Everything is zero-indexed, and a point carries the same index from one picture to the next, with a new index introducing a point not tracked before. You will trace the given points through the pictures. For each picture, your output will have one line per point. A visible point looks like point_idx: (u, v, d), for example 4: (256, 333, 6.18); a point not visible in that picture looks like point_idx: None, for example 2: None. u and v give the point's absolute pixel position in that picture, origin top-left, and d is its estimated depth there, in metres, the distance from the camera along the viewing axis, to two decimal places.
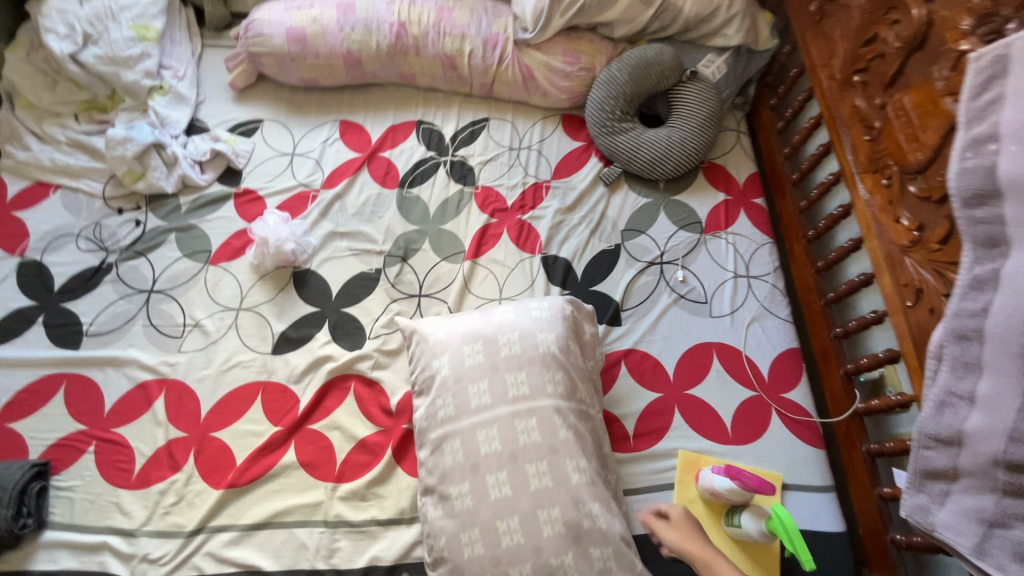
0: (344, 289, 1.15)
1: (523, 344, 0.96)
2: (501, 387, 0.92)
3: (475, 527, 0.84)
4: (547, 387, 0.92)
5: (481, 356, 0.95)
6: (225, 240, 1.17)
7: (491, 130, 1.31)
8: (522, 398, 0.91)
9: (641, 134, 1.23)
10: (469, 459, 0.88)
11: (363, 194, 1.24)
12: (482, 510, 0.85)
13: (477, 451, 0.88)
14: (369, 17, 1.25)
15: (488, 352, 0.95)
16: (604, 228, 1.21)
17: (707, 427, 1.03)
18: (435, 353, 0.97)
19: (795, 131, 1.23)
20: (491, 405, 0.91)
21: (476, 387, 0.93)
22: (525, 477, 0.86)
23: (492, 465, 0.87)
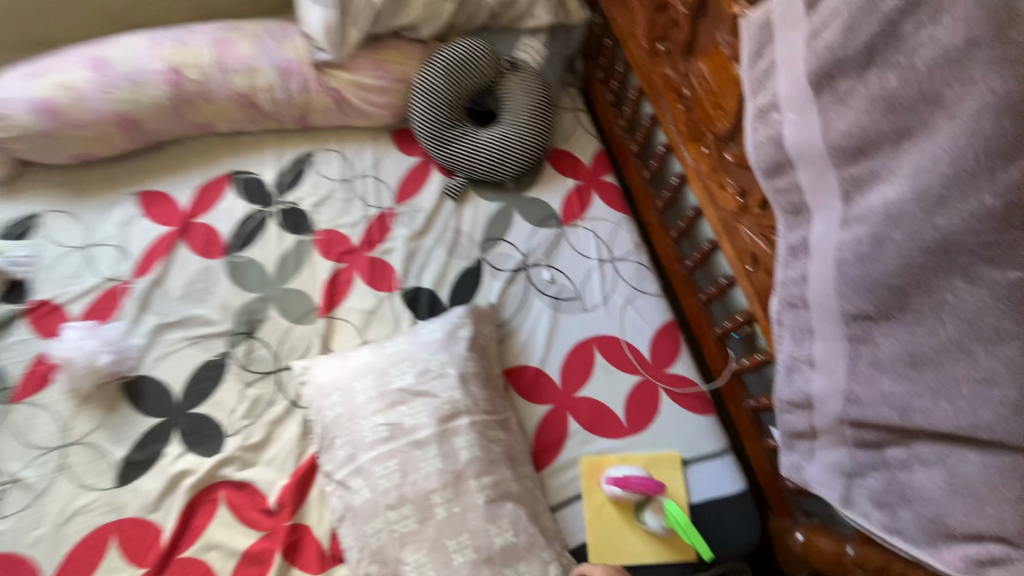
0: (188, 387, 1.01)
1: (422, 416, 0.84)
2: (396, 420, 0.83)
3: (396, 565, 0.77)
4: (450, 410, 0.85)
5: (374, 389, 0.87)
6: (26, 369, 0.99)
7: (319, 165, 1.19)
8: (420, 425, 0.83)
9: (475, 138, 1.16)
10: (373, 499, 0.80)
11: (188, 272, 1.09)
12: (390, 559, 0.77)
13: (378, 487, 0.80)
14: (134, 69, 1.07)
15: (381, 385, 0.86)
16: (462, 245, 1.14)
17: (603, 424, 1.02)
18: (327, 392, 0.89)
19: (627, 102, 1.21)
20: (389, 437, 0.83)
21: (371, 419, 0.84)
22: (430, 506, 0.78)
23: (394, 500, 0.78)
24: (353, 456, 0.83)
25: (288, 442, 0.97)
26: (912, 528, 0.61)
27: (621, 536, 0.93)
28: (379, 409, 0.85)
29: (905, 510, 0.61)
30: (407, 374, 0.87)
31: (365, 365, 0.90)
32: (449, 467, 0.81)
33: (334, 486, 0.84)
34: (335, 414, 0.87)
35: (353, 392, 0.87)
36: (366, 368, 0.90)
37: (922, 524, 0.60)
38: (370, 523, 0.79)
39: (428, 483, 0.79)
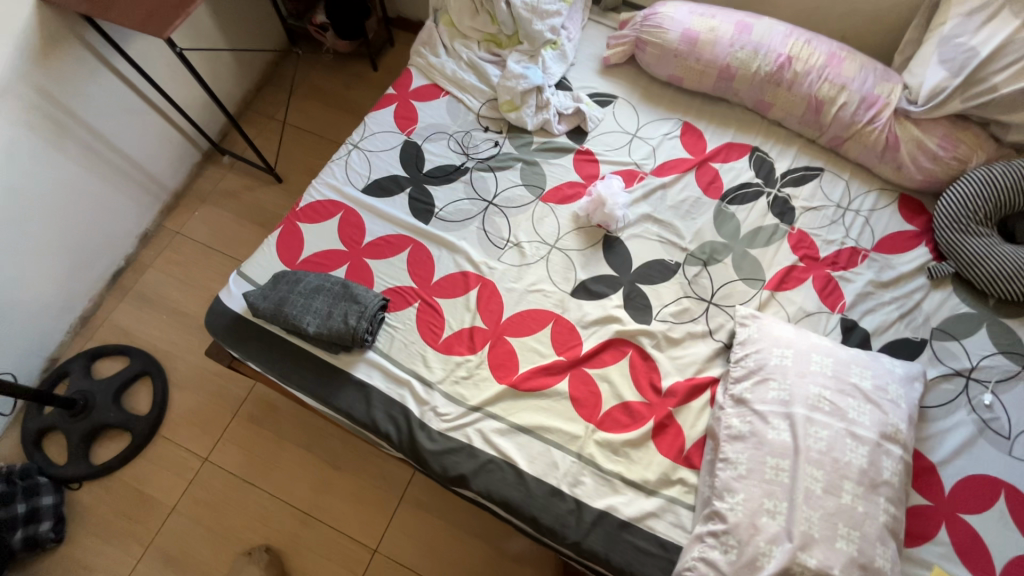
0: (643, 267, 1.23)
1: (867, 419, 0.90)
2: (843, 404, 0.91)
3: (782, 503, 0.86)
4: (891, 433, 0.89)
5: (829, 369, 0.95)
6: (558, 185, 1.32)
7: (824, 181, 1.32)
8: (861, 424, 0.89)
9: (996, 244, 1.16)
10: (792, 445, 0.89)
11: (686, 193, 1.31)
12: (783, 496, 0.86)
13: (802, 439, 0.89)
14: (762, 42, 1.31)
15: (837, 371, 0.95)
16: (914, 318, 1.17)
17: (977, 561, 0.95)
18: (781, 343, 1.00)
19: None
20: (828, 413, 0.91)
21: (818, 389, 0.93)
22: (840, 488, 0.85)
23: (813, 459, 0.87)
24: (786, 402, 0.93)
25: (694, 356, 1.12)
26: None
27: None
28: (829, 387, 0.93)
29: None
30: (866, 380, 0.94)
31: (825, 348, 0.99)
32: (870, 472, 0.86)
33: (749, 412, 0.96)
34: (782, 363, 0.98)
35: (808, 359, 0.97)
36: (824, 350, 0.99)
37: None
38: (778, 458, 0.88)
39: (848, 470, 0.86)
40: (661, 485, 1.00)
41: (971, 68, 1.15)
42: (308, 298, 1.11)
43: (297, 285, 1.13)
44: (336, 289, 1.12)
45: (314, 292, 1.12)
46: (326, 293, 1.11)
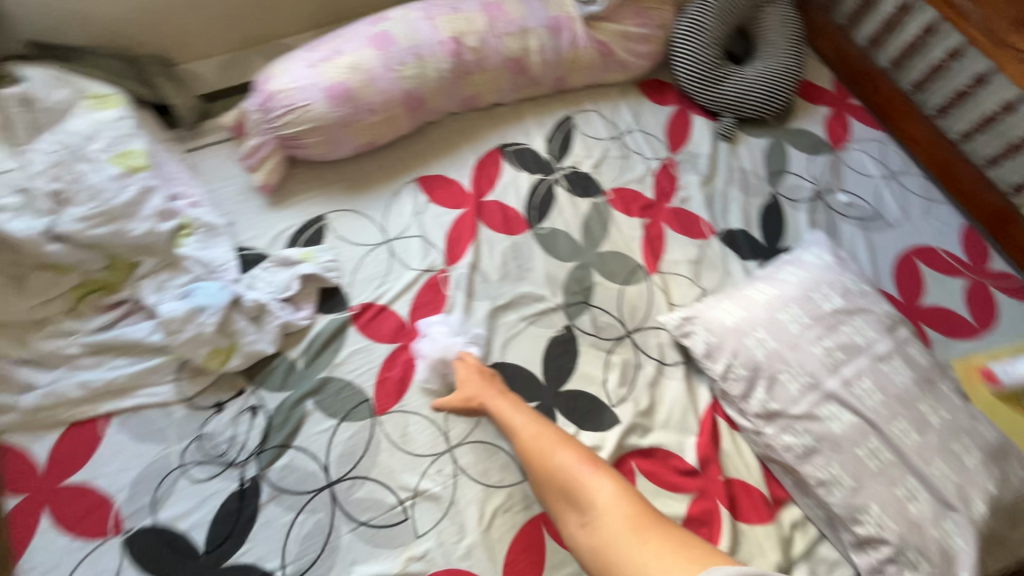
0: (547, 367, 0.95)
1: (870, 329, 0.83)
2: (847, 339, 0.82)
3: (907, 478, 0.75)
4: (892, 322, 0.85)
5: (804, 316, 0.84)
6: (378, 378, 0.90)
7: (581, 126, 1.14)
8: (873, 341, 0.82)
9: (743, 75, 1.15)
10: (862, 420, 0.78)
11: (498, 251, 1.01)
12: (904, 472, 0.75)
13: (865, 406, 0.78)
14: (414, 43, 0.99)
15: (810, 311, 0.84)
16: (752, 183, 1.12)
17: (959, 328, 1.02)
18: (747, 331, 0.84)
19: (861, 27, 1.24)
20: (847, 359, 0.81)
21: (821, 344, 0.82)
22: (923, 414, 0.78)
23: (887, 415, 0.77)
24: (815, 386, 0.80)
25: (677, 401, 0.92)
26: None
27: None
28: (822, 333, 0.83)
29: None
30: (833, 296, 0.85)
31: (777, 297, 0.87)
32: (918, 374, 0.80)
33: (795, 421, 0.80)
34: (771, 349, 0.83)
35: (782, 324, 0.84)
36: (778, 299, 0.87)
37: None
38: (864, 445, 0.77)
39: (909, 394, 0.79)
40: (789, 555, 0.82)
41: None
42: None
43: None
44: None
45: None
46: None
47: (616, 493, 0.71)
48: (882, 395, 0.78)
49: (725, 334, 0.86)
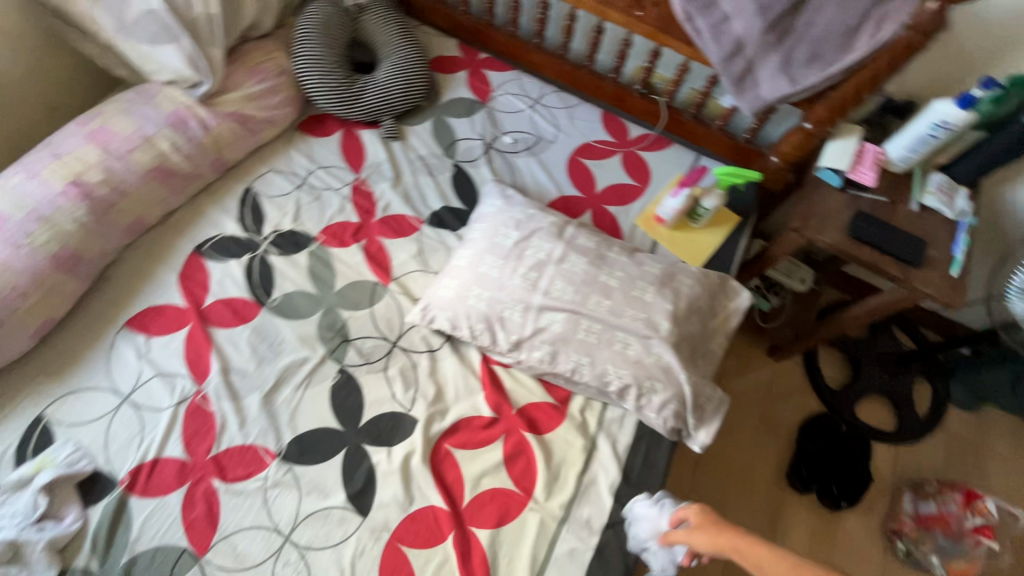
0: (340, 413, 1.01)
1: (548, 242, 1.00)
2: (534, 259, 0.98)
3: (618, 335, 0.94)
4: (560, 226, 1.02)
5: (498, 259, 0.99)
6: (184, 525, 0.89)
7: (264, 191, 1.18)
8: (552, 249, 0.99)
9: (378, 79, 1.25)
10: (569, 314, 0.95)
11: (243, 343, 1.03)
12: (613, 332, 0.94)
13: (566, 302, 0.95)
14: (30, 207, 0.93)
15: (501, 253, 0.99)
16: (433, 164, 1.26)
17: (628, 194, 1.27)
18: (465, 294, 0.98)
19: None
20: (540, 274, 0.97)
21: (519, 274, 0.97)
22: (606, 282, 0.97)
23: (583, 299, 0.95)
24: (529, 308, 0.96)
25: (457, 374, 1.04)
26: (832, 48, 0.98)
27: (695, 240, 1.22)
28: (515, 265, 0.98)
29: (825, 44, 0.98)
30: (510, 233, 1.00)
31: (474, 254, 1.00)
32: (591, 255, 0.99)
33: (530, 341, 0.97)
34: (488, 298, 0.97)
35: (486, 274, 0.98)
36: (476, 257, 1.00)
37: (837, 38, 0.97)
38: (578, 330, 0.95)
39: (589, 274, 0.97)
40: (587, 434, 1.01)
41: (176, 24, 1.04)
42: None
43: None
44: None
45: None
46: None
47: (767, 548, 0.71)
48: (575, 287, 0.96)
49: (453, 304, 1.00)
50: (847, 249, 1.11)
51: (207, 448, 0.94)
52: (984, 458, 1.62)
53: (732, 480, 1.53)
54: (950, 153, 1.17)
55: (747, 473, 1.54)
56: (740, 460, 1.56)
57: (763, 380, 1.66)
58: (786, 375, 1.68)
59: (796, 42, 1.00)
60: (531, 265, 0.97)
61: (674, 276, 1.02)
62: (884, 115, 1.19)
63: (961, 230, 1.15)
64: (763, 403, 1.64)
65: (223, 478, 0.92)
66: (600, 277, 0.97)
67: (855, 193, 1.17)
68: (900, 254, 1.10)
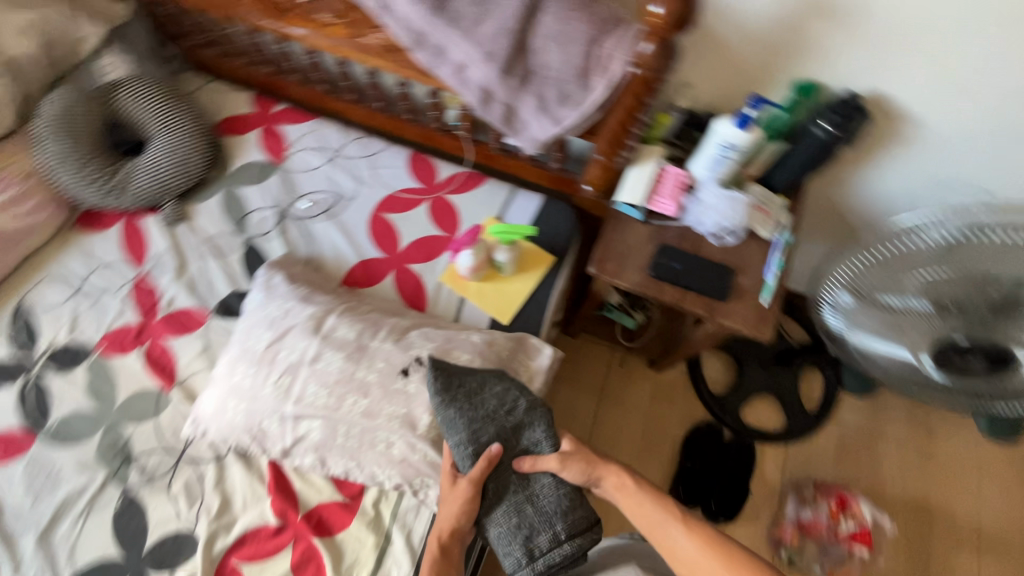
0: (121, 541, 0.97)
1: (304, 338, 0.93)
2: (285, 361, 0.91)
3: (379, 435, 0.89)
4: (318, 317, 0.95)
5: (252, 366, 0.93)
6: None
7: (37, 304, 1.11)
8: (306, 347, 0.92)
9: (144, 162, 1.16)
10: (324, 419, 0.89)
11: (16, 480, 0.99)
12: (373, 431, 0.88)
13: (320, 405, 0.89)
14: None
15: (253, 358, 0.93)
16: (223, 244, 1.18)
17: (434, 246, 1.18)
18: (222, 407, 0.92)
19: (231, 44, 1.28)
20: (292, 378, 0.90)
21: (271, 380, 0.91)
22: (362, 378, 0.90)
23: (338, 401, 0.89)
24: (284, 416, 0.90)
25: (243, 482, 0.99)
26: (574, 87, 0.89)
27: (503, 290, 1.13)
28: (267, 371, 0.91)
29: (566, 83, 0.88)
30: (264, 333, 0.94)
31: (230, 361, 0.94)
32: (348, 347, 0.92)
33: (294, 449, 0.91)
34: (245, 409, 0.92)
35: (240, 383, 0.92)
36: (233, 363, 0.95)
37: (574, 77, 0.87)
38: (336, 435, 0.89)
39: (345, 371, 0.90)
40: (381, 528, 0.97)
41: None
42: (502, 417, 0.87)
43: (488, 422, 0.86)
44: (467, 396, 0.87)
45: (494, 413, 0.87)
46: (475, 417, 0.86)
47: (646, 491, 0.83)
48: (328, 388, 0.89)
49: (215, 417, 0.94)
50: (652, 289, 1.03)
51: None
52: (879, 447, 1.56)
53: None
54: (760, 165, 1.06)
55: None
56: None
57: (646, 395, 1.60)
58: (671, 386, 1.62)
59: (543, 83, 0.90)
60: (282, 369, 0.91)
61: (449, 353, 0.95)
62: (688, 130, 1.09)
63: (776, 249, 1.05)
64: (646, 420, 1.58)
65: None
66: (356, 372, 0.90)
67: (659, 223, 1.08)
68: (702, 289, 1.02)
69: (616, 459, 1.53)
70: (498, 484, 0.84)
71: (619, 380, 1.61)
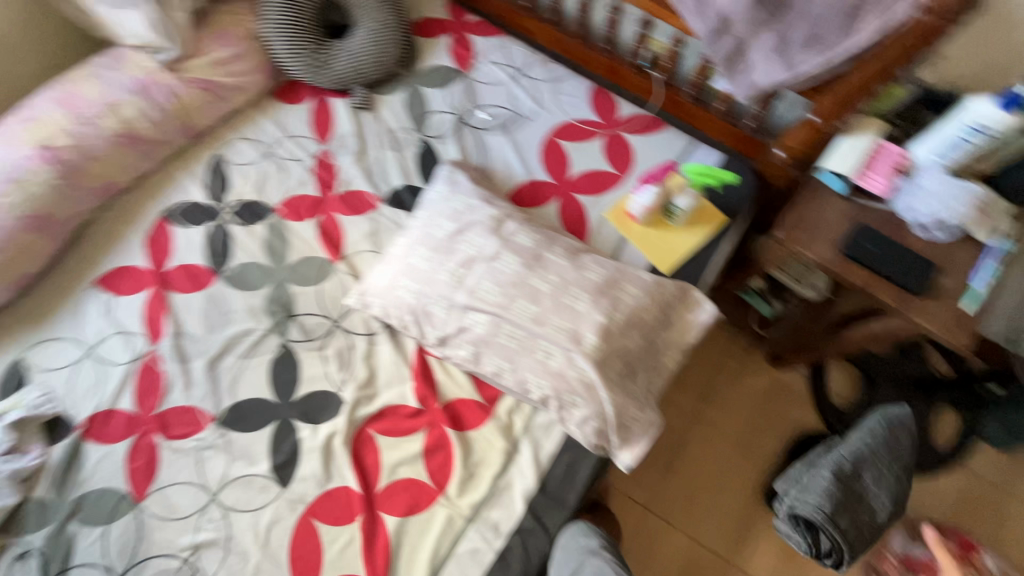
0: (276, 386, 1.04)
1: (484, 237, 0.94)
2: (463, 255, 0.93)
3: (541, 345, 0.89)
4: (499, 220, 0.96)
5: (430, 252, 0.95)
6: (127, 472, 0.98)
7: (232, 159, 1.19)
8: (484, 246, 0.93)
9: (348, 48, 1.20)
10: (491, 317, 0.90)
11: (196, 310, 1.08)
12: (536, 339, 0.89)
13: (490, 303, 0.91)
14: (5, 170, 1.00)
15: (433, 245, 0.95)
16: (401, 138, 1.21)
17: (603, 182, 1.16)
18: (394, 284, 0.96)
19: None
20: (467, 271, 0.92)
21: (447, 270, 0.93)
22: (534, 287, 0.91)
23: (508, 303, 0.90)
24: (452, 306, 0.92)
25: (390, 362, 1.04)
26: None
27: (668, 239, 1.09)
28: (445, 260, 0.94)
29: None
30: (446, 224, 0.96)
31: (409, 244, 0.97)
32: (526, 254, 0.93)
33: (454, 339, 0.94)
34: (417, 291, 0.95)
35: (415, 265, 0.95)
36: (411, 246, 0.98)
37: None
38: (499, 335, 0.90)
39: (520, 276, 0.91)
40: (511, 437, 0.99)
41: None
42: (879, 466, 1.08)
43: (871, 458, 1.08)
44: (889, 450, 1.10)
45: (894, 457, 1.09)
46: (869, 449, 1.09)
47: None
48: (502, 288, 0.90)
49: (383, 293, 0.99)
50: (841, 268, 0.96)
51: (154, 405, 1.02)
52: (1007, 505, 1.43)
53: (702, 487, 1.44)
54: (995, 161, 0.95)
55: (721, 483, 1.45)
56: (718, 468, 1.46)
57: (760, 393, 1.54)
58: (789, 388, 1.54)
59: None
60: (460, 262, 0.93)
61: (619, 284, 0.94)
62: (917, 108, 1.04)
63: (990, 256, 0.96)
64: (756, 416, 1.51)
65: (163, 435, 1.00)
66: (529, 280, 0.91)
67: (861, 201, 1.00)
68: (898, 278, 0.94)
69: (714, 443, 1.48)
70: (842, 482, 1.04)
71: (735, 369, 1.56)
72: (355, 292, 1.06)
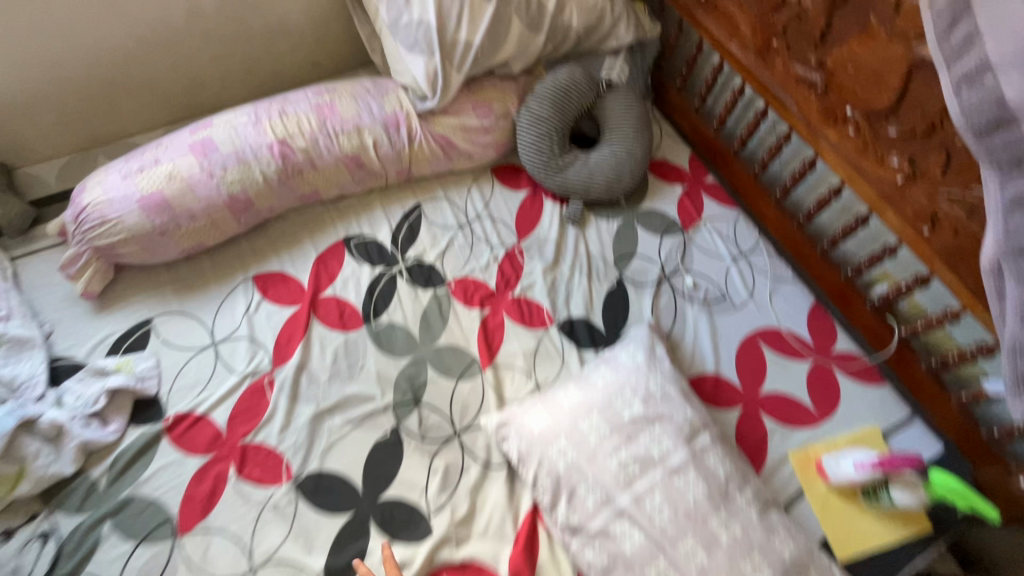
0: (368, 473, 0.92)
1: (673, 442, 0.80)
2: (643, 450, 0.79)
3: None
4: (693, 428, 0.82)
5: (605, 426, 0.82)
6: (184, 494, 0.87)
7: (429, 215, 1.14)
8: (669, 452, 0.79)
9: (585, 161, 1.15)
10: (648, 542, 0.74)
11: (328, 350, 1.00)
12: None
13: (653, 523, 0.75)
14: (237, 147, 0.98)
15: (611, 421, 0.82)
16: (597, 267, 1.12)
17: (796, 415, 1.00)
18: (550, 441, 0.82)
19: (716, 104, 1.23)
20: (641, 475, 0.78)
21: (618, 458, 0.79)
22: (711, 531, 0.74)
23: (675, 535, 0.74)
24: (608, 502, 0.77)
25: (496, 507, 0.89)
26: None
27: (856, 524, 0.90)
28: (620, 445, 0.80)
29: None
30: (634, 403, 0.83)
31: (584, 404, 0.85)
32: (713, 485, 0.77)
33: (589, 539, 0.78)
34: (573, 462, 0.80)
35: (583, 432, 0.82)
36: (583, 406, 0.85)
37: None
38: (649, 569, 0.73)
39: (699, 509, 0.75)
40: None
41: (443, 34, 1.04)
42: None
43: None
44: None
45: None
46: None
47: None
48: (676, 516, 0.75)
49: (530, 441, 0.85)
50: None
51: (245, 432, 0.92)
52: None
53: None
54: None
55: None
56: None
57: None
58: None
59: None
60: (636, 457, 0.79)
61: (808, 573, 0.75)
62: None
63: None
64: None
65: (238, 470, 0.89)
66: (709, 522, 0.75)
67: None
68: None
69: None
70: None
71: None
72: (494, 415, 0.94)
